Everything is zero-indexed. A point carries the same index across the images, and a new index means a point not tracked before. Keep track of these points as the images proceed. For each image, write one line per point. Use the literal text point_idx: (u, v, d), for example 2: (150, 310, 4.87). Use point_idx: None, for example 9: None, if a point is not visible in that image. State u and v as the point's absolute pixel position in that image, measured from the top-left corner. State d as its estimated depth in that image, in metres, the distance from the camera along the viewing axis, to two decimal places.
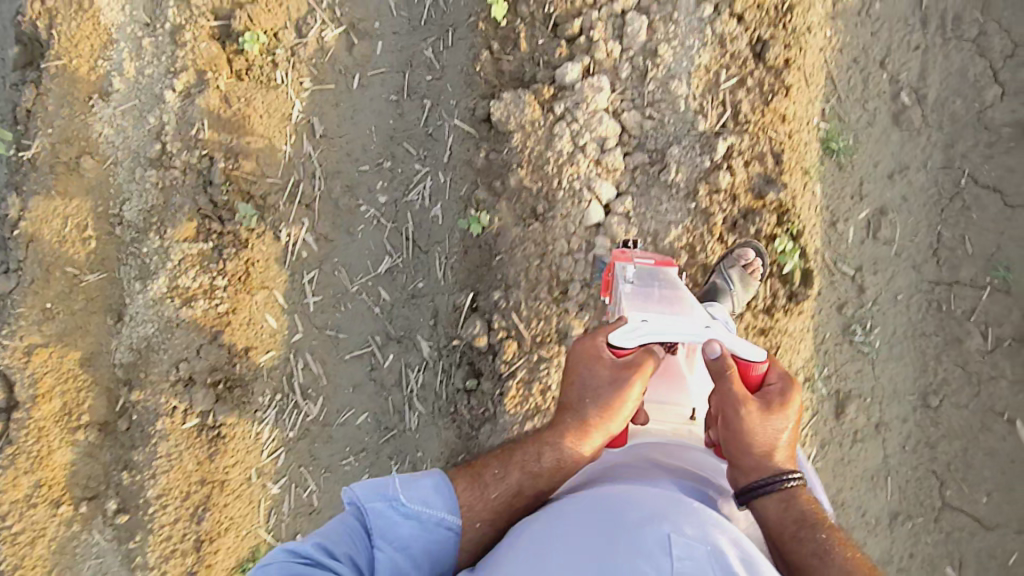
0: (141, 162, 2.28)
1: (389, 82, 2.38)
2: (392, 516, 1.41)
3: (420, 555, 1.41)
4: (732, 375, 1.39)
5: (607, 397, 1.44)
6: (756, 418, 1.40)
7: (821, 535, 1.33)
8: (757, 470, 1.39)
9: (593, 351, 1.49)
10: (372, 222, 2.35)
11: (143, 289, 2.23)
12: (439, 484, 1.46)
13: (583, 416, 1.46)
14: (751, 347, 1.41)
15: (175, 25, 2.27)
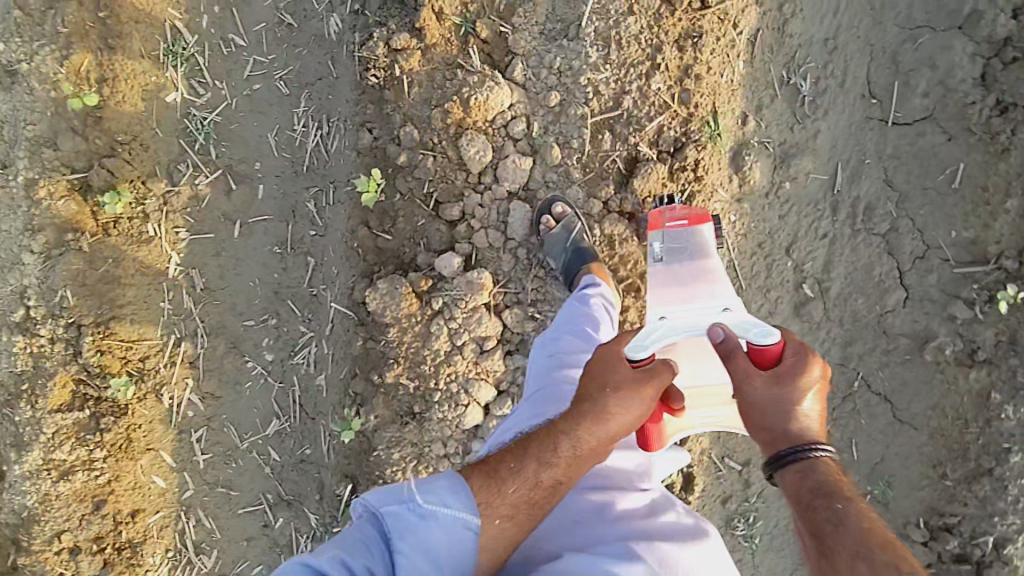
0: (6, 324, 2.16)
1: (272, 232, 2.22)
2: (407, 517, 1.30)
3: (442, 553, 1.29)
4: (739, 356, 1.31)
5: (631, 390, 1.39)
6: (765, 388, 1.29)
7: (837, 504, 1.22)
8: (777, 435, 1.30)
9: (611, 356, 1.44)
10: (258, 380, 2.27)
11: (19, 459, 2.18)
12: (453, 485, 1.35)
13: (603, 406, 1.40)
14: (766, 330, 1.30)
15: (26, 179, 2.07)
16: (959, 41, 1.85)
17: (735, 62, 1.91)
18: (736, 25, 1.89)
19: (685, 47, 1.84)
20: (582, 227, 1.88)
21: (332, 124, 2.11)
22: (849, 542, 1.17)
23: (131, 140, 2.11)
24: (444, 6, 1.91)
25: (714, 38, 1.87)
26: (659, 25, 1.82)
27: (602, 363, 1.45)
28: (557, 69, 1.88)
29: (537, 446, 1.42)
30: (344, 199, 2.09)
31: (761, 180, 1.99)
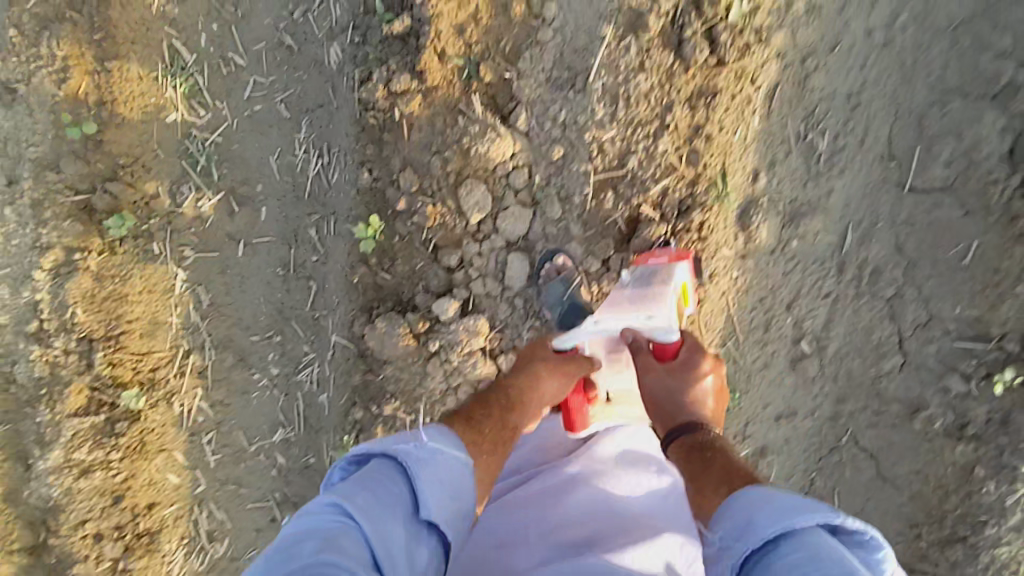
0: (23, 332, 2.26)
1: (274, 253, 2.24)
2: (419, 454, 1.21)
3: (449, 481, 1.20)
4: (643, 354, 1.58)
5: (559, 359, 1.66)
6: (661, 379, 1.52)
7: (706, 453, 1.35)
8: (670, 411, 1.49)
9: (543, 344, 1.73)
10: (265, 391, 2.36)
11: (43, 456, 2.34)
12: (442, 431, 1.33)
13: (545, 369, 1.63)
14: (665, 329, 1.54)
15: (34, 200, 2.11)
16: (990, 113, 1.74)
17: (748, 119, 1.83)
18: (754, 81, 1.78)
19: (696, 106, 1.77)
20: (581, 282, 1.87)
21: (333, 154, 2.09)
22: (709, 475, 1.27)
23: (132, 162, 2.12)
24: (445, 46, 1.83)
25: (727, 97, 1.78)
26: (670, 84, 1.76)
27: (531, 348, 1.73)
28: (562, 122, 1.83)
29: (493, 401, 1.57)
30: (343, 230, 2.09)
31: (767, 237, 1.93)
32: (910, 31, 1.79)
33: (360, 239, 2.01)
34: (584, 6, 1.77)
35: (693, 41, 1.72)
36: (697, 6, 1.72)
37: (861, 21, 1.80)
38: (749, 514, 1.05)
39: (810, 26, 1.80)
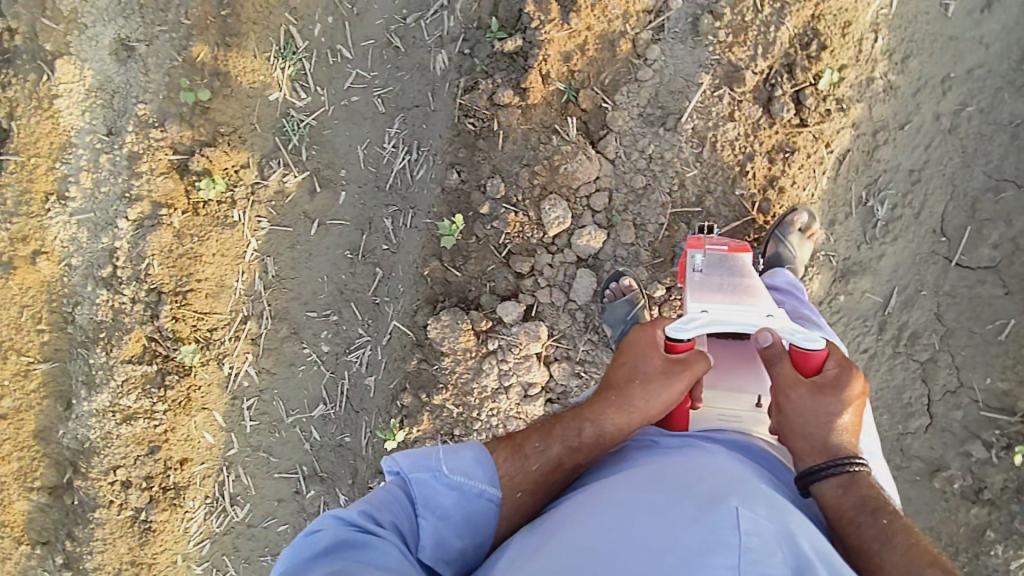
0: (93, 275, 2.36)
1: (346, 237, 2.35)
2: (433, 485, 1.39)
3: (464, 522, 1.39)
4: (783, 362, 1.49)
5: (657, 386, 1.48)
6: (810, 397, 1.45)
7: (883, 521, 1.32)
8: (828, 441, 1.43)
9: (644, 342, 1.57)
10: (312, 365, 2.45)
11: (89, 397, 2.42)
12: (484, 458, 1.44)
13: (626, 397, 1.50)
14: (811, 337, 1.47)
15: (132, 151, 2.23)
16: None
17: (817, 178, 1.98)
18: (829, 144, 1.94)
19: (775, 159, 1.91)
20: (643, 304, 1.96)
21: (422, 152, 2.22)
22: (895, 559, 1.27)
23: (230, 132, 2.24)
24: (551, 70, 1.96)
25: (803, 156, 1.92)
26: (754, 136, 1.89)
27: (636, 350, 1.58)
28: (648, 155, 1.97)
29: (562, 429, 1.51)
30: (420, 224, 2.21)
31: (817, 288, 2.05)
32: (973, 122, 1.96)
33: (442, 234, 2.10)
34: (686, 55, 1.91)
35: (782, 100, 1.86)
36: (789, 70, 1.86)
37: (931, 106, 1.97)
38: None
39: (885, 102, 1.96)
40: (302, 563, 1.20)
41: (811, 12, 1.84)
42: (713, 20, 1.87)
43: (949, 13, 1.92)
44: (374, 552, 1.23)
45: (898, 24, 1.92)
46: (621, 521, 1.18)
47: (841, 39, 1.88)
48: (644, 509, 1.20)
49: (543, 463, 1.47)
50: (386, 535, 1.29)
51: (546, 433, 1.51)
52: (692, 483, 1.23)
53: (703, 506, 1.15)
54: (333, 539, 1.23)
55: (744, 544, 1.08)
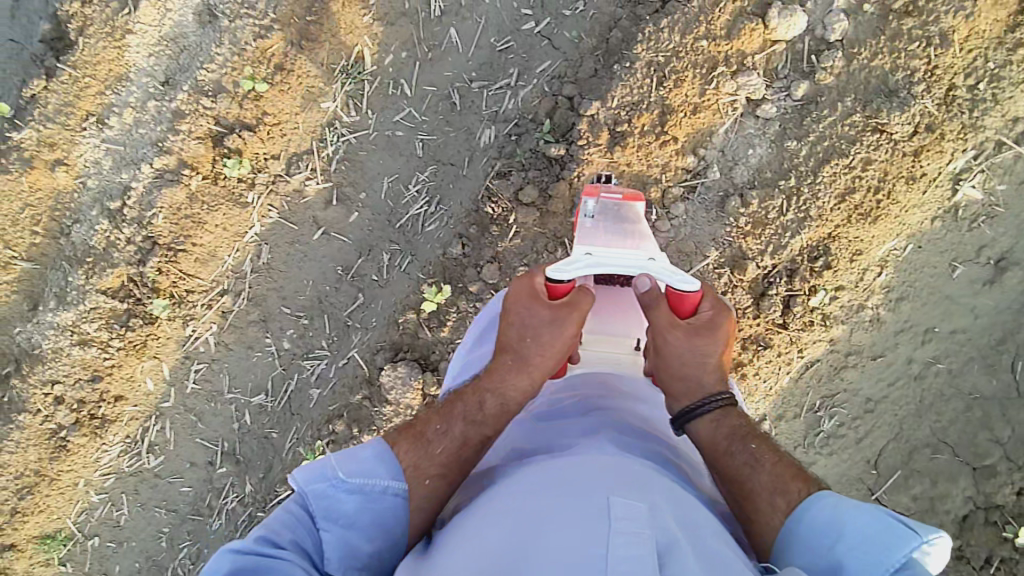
0: (103, 203, 2.46)
1: (342, 254, 2.43)
2: (331, 493, 1.42)
3: (370, 525, 1.44)
4: (658, 307, 1.58)
5: (547, 337, 1.61)
6: (686, 340, 1.60)
7: (751, 446, 1.55)
8: (694, 382, 1.63)
9: (524, 296, 1.63)
10: (268, 356, 2.52)
11: (55, 310, 2.50)
12: (383, 455, 1.50)
13: (525, 357, 1.63)
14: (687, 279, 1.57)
15: (179, 108, 2.32)
16: (964, 478, 2.04)
17: (781, 374, 2.05)
18: (801, 349, 2.02)
19: (747, 347, 2.00)
20: None
21: (439, 209, 2.30)
22: (762, 479, 1.48)
23: (274, 124, 2.32)
24: (580, 188, 2.04)
25: (774, 353, 2.01)
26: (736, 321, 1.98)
27: (515, 314, 1.64)
28: None
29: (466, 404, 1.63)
30: (411, 273, 2.33)
31: None
32: (938, 378, 2.05)
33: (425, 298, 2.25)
34: (704, 224, 1.98)
35: (773, 300, 1.95)
36: (789, 274, 1.94)
37: (906, 350, 2.05)
38: (834, 551, 1.31)
39: (867, 331, 2.03)
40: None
41: (828, 231, 1.91)
42: (740, 204, 1.94)
43: (955, 276, 1.99)
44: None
45: (906, 267, 1.99)
46: (505, 524, 1.23)
47: (847, 263, 1.94)
48: (527, 504, 1.26)
49: (448, 447, 1.56)
50: (290, 555, 1.33)
51: (444, 417, 1.62)
52: (569, 480, 1.30)
53: (578, 499, 1.23)
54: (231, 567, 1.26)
55: (616, 529, 1.15)
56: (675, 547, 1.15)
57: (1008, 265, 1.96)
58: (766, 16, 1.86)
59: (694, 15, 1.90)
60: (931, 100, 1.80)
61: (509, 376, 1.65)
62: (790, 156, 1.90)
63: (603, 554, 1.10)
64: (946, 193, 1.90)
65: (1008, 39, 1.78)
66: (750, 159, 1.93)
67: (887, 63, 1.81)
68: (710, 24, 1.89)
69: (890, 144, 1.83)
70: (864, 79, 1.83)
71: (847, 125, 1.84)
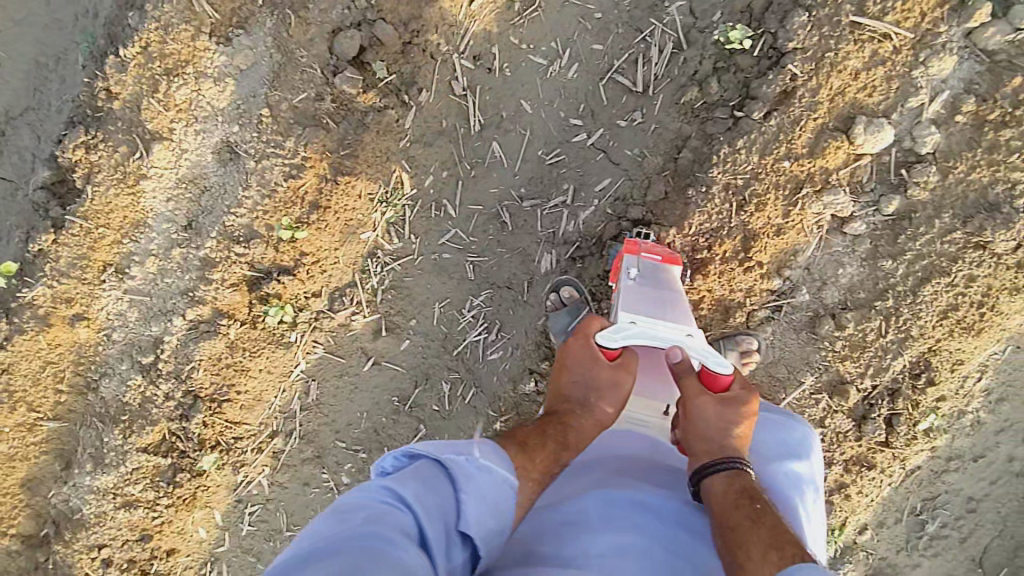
0: (133, 357, 2.25)
1: (397, 383, 2.25)
2: (468, 466, 1.27)
3: (494, 504, 1.27)
4: (691, 377, 1.59)
5: (609, 397, 1.59)
6: (715, 406, 1.53)
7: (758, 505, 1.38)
8: (716, 437, 1.50)
9: (586, 356, 1.63)
10: (326, 490, 2.31)
11: (92, 474, 2.26)
12: (494, 450, 1.36)
13: (591, 408, 1.59)
14: (721, 361, 1.55)
15: (208, 255, 2.14)
16: None
17: (882, 488, 1.97)
18: (904, 460, 1.92)
19: (851, 468, 1.91)
20: None
21: (501, 336, 2.18)
22: (761, 535, 1.31)
23: (314, 263, 2.14)
24: None
25: (877, 471, 1.92)
26: (837, 444, 1.89)
27: (579, 361, 1.64)
28: None
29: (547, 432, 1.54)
30: (479, 408, 2.21)
31: None
32: None
33: None
34: (796, 347, 1.87)
35: (876, 423, 1.86)
36: (891, 394, 1.86)
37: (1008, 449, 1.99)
38: None
39: (967, 435, 1.96)
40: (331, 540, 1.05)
41: (928, 346, 1.81)
42: (834, 327, 1.84)
43: None
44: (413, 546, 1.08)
45: (1007, 368, 1.90)
46: None
47: (949, 374, 1.84)
48: None
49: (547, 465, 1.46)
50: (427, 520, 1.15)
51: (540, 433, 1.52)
52: None
53: None
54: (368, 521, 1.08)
55: None
56: None
57: None
58: (851, 131, 1.73)
59: (772, 135, 1.78)
60: None
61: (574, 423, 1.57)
62: (884, 275, 1.80)
63: None
64: None
65: None
66: (841, 278, 1.83)
67: (986, 175, 1.70)
68: (791, 144, 1.76)
69: (993, 259, 1.72)
70: (962, 192, 1.72)
71: (947, 242, 1.74)
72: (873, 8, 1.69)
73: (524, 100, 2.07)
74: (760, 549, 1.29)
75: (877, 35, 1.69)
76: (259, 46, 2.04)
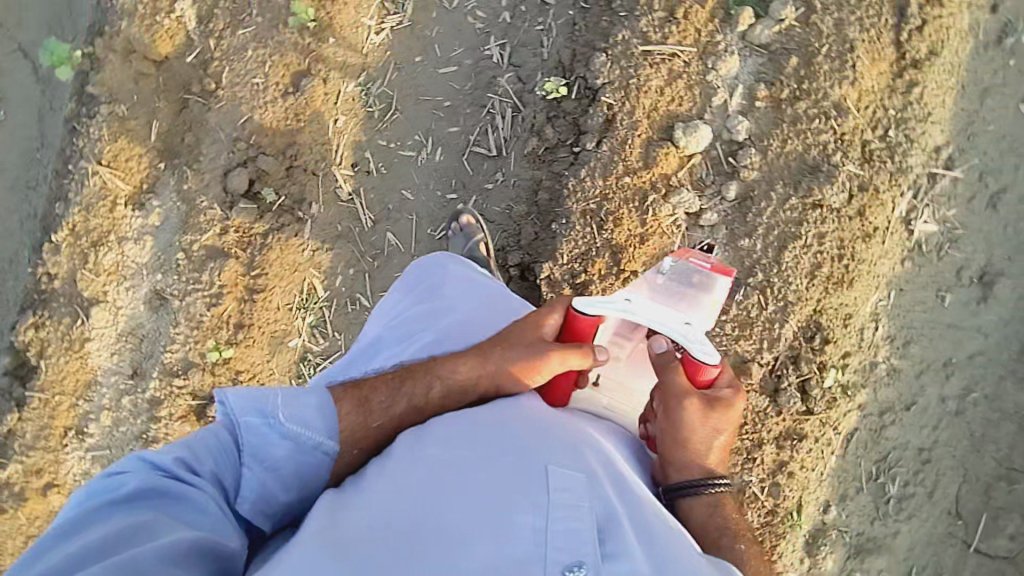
0: None
1: None
2: (265, 434, 1.27)
3: (288, 479, 1.27)
4: (675, 369, 1.41)
5: (516, 356, 1.43)
6: (700, 412, 1.40)
7: (741, 550, 1.33)
8: (696, 444, 1.40)
9: (531, 320, 1.49)
10: None
11: None
12: (326, 405, 1.34)
13: (489, 362, 1.43)
14: (708, 351, 1.38)
15: (153, 396, 2.30)
16: None
17: (827, 459, 2.01)
18: (836, 426, 1.99)
19: (784, 445, 1.96)
20: None
21: None
22: None
23: (250, 378, 2.29)
24: None
25: (811, 440, 1.97)
26: (761, 422, 1.95)
27: (522, 324, 1.50)
28: None
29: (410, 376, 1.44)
30: None
31: (831, 566, 2.02)
32: (979, 408, 1.98)
33: None
34: None
35: (789, 392, 1.94)
36: (794, 361, 1.95)
37: (935, 389, 2.00)
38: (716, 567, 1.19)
39: (889, 386, 2.00)
40: (96, 510, 1.09)
41: (813, 308, 1.92)
42: (718, 312, 1.95)
43: (946, 304, 1.98)
44: (187, 505, 1.14)
45: (899, 312, 1.99)
46: (442, 478, 1.18)
47: (844, 329, 1.94)
48: (445, 462, 1.21)
49: (386, 418, 1.38)
50: (204, 483, 1.19)
51: (393, 389, 1.41)
52: (510, 439, 1.27)
53: (514, 463, 1.21)
54: (137, 485, 1.12)
55: (554, 499, 1.14)
56: (613, 517, 1.15)
57: (993, 277, 1.96)
58: (673, 137, 1.93)
59: (608, 158, 1.98)
60: (853, 164, 1.88)
61: (453, 363, 1.45)
62: (748, 253, 1.93)
63: (540, 523, 1.09)
64: (902, 236, 1.95)
65: (899, 85, 1.88)
66: None
67: (799, 145, 1.88)
68: (626, 161, 1.96)
69: (834, 215, 1.88)
70: (784, 164, 1.90)
71: (788, 209, 1.89)
72: (655, 36, 1.95)
73: (404, 190, 2.31)
74: None
75: (666, 56, 1.94)
76: (167, 204, 2.30)
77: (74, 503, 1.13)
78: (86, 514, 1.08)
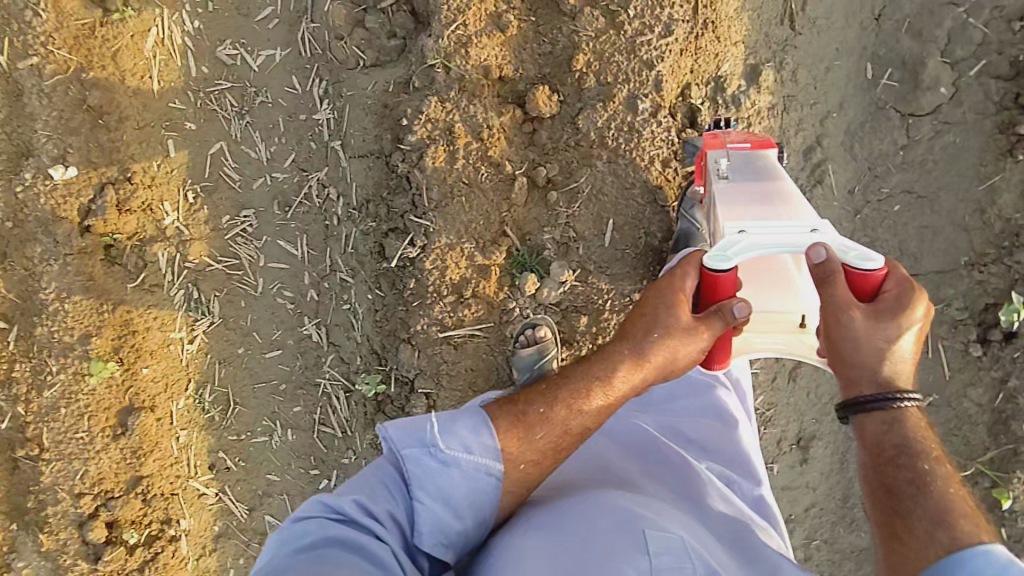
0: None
1: None
2: (428, 463, 1.32)
3: (460, 501, 1.33)
4: (835, 282, 1.34)
5: (675, 343, 1.48)
6: (864, 321, 1.34)
7: (925, 466, 1.28)
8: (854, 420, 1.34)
9: (667, 296, 1.50)
10: None
11: None
12: (479, 425, 1.38)
13: (643, 352, 1.51)
14: (865, 255, 1.34)
15: None
16: None
17: None
18: None
19: None
20: None
21: None
22: (930, 505, 1.24)
23: None
24: None
25: None
26: None
27: (659, 300, 1.51)
28: None
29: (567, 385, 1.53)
30: None
31: None
32: (823, 552, 2.21)
33: None
34: None
35: None
36: None
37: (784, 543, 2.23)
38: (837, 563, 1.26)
39: None
40: (288, 558, 1.22)
41: None
42: None
43: (776, 472, 2.19)
44: (363, 550, 1.22)
45: None
46: (546, 549, 1.22)
47: None
48: (546, 540, 1.25)
49: (549, 429, 1.45)
50: (378, 526, 1.28)
51: (548, 399, 1.49)
52: (597, 509, 1.30)
53: (609, 526, 1.25)
54: (315, 535, 1.24)
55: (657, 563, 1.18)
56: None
57: (808, 440, 2.18)
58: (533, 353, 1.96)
59: None
60: None
61: (611, 368, 1.53)
62: None
63: None
64: None
65: None
66: None
67: None
68: None
69: None
70: None
71: None
72: (451, 320, 2.00)
73: (269, 473, 2.31)
74: (924, 525, 1.22)
75: (465, 336, 2.02)
76: (32, 561, 2.24)
77: (272, 548, 1.29)
78: (278, 564, 1.22)
